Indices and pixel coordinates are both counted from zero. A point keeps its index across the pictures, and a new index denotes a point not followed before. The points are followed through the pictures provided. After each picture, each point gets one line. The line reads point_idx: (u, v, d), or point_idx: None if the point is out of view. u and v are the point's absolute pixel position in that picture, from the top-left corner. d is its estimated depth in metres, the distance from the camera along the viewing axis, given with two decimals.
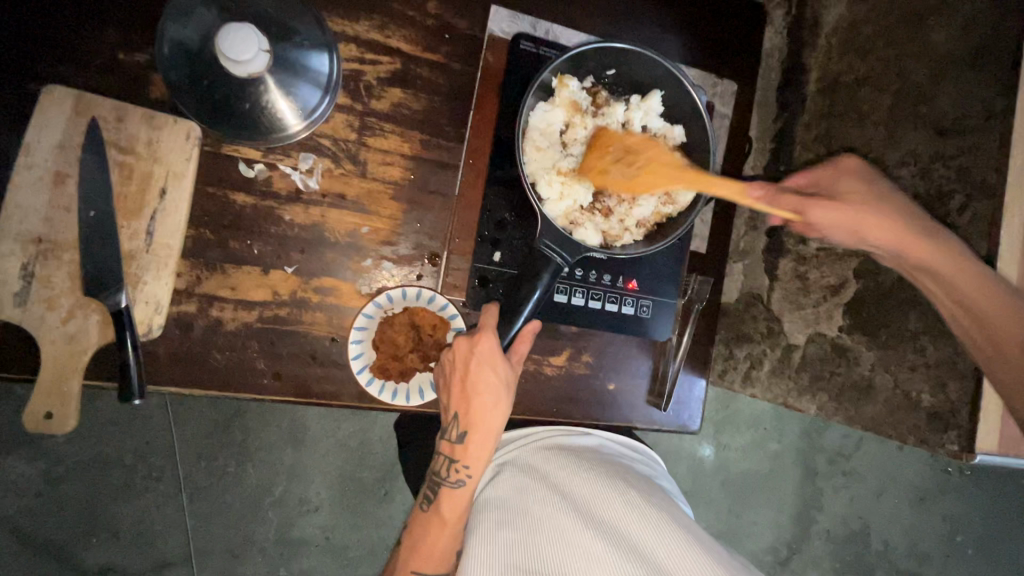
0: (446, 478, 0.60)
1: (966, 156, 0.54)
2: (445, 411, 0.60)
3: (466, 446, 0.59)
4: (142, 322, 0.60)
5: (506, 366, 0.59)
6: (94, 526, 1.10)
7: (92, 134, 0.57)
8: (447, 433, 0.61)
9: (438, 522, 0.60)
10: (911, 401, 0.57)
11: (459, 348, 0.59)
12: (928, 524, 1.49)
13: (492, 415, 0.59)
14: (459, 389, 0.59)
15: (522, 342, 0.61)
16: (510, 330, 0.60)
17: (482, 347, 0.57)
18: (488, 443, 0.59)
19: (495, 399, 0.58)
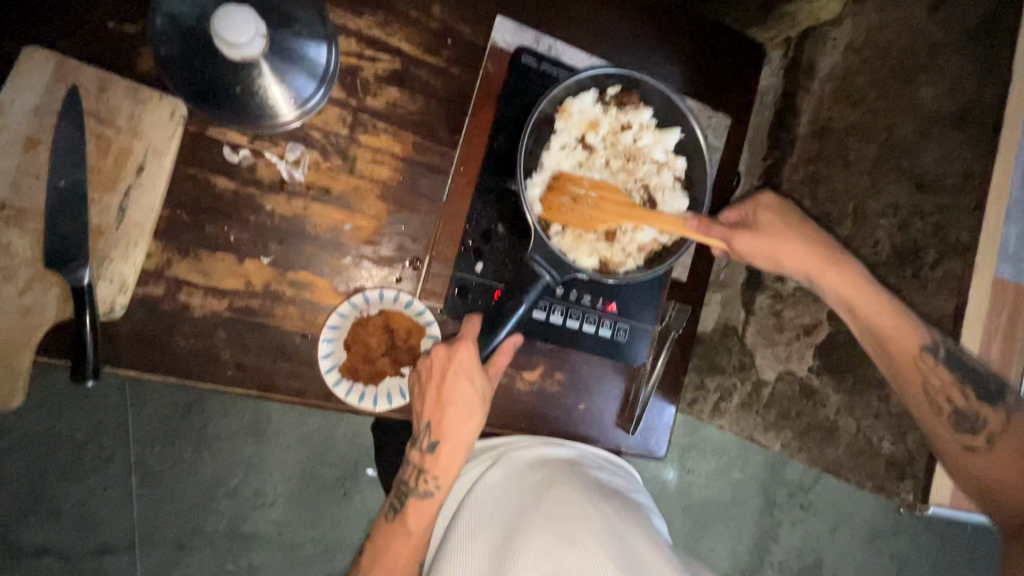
0: (415, 487, 0.59)
1: (943, 214, 0.55)
2: (418, 419, 0.59)
3: (437, 457, 0.59)
4: (105, 302, 0.57)
5: (483, 377, 0.58)
6: (35, 503, 1.05)
7: (72, 102, 0.55)
8: (417, 442, 0.60)
9: (403, 535, 0.59)
10: (872, 447, 0.58)
11: (437, 355, 0.58)
12: (878, 563, 1.52)
13: (463, 427, 0.58)
14: (435, 398, 0.58)
15: (501, 355, 0.60)
16: (489, 343, 0.59)
17: (461, 355, 0.57)
18: (460, 455, 0.59)
19: (469, 410, 0.58)
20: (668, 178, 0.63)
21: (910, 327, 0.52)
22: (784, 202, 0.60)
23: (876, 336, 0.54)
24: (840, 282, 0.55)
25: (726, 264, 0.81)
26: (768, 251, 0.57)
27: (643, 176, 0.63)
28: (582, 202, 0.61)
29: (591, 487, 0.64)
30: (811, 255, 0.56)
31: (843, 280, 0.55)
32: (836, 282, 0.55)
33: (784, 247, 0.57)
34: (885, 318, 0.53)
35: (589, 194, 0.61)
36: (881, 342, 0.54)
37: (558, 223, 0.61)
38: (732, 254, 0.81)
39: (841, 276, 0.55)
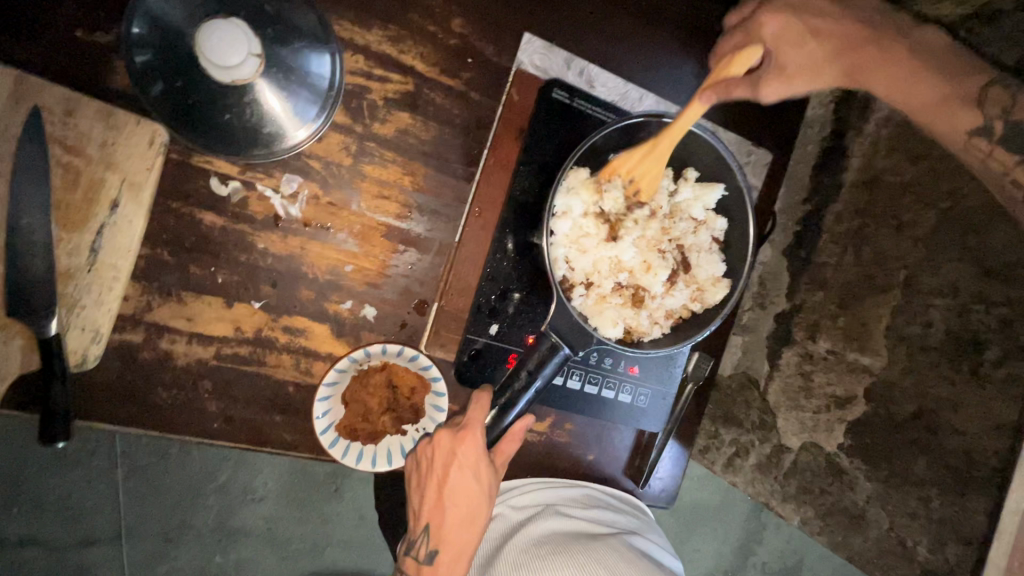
0: None
1: (1012, 308, 0.49)
2: (415, 520, 0.53)
3: (436, 568, 0.51)
4: (75, 353, 0.51)
5: (490, 470, 0.52)
6: (16, 497, 1.02)
7: (33, 126, 0.48)
8: (412, 549, 0.53)
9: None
10: (906, 550, 0.54)
11: (441, 444, 0.52)
12: (859, 571, 1.54)
13: (466, 530, 0.52)
14: (434, 495, 0.53)
15: (509, 441, 0.54)
16: (499, 425, 0.52)
17: (465, 447, 0.51)
18: (462, 563, 0.52)
19: (474, 507, 0.52)
20: (705, 239, 0.58)
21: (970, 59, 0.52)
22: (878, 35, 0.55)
23: (861, 24, 0.55)
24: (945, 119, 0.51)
25: (751, 308, 0.77)
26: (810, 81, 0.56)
27: (677, 235, 0.58)
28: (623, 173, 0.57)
29: (596, 533, 0.62)
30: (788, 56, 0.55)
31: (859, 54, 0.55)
32: (770, 28, 0.54)
33: (809, 51, 0.55)
34: (925, 89, 0.52)
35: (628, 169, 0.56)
36: (871, 71, 0.55)
37: (581, 284, 0.56)
38: (760, 299, 0.76)
39: (837, 51, 0.55)
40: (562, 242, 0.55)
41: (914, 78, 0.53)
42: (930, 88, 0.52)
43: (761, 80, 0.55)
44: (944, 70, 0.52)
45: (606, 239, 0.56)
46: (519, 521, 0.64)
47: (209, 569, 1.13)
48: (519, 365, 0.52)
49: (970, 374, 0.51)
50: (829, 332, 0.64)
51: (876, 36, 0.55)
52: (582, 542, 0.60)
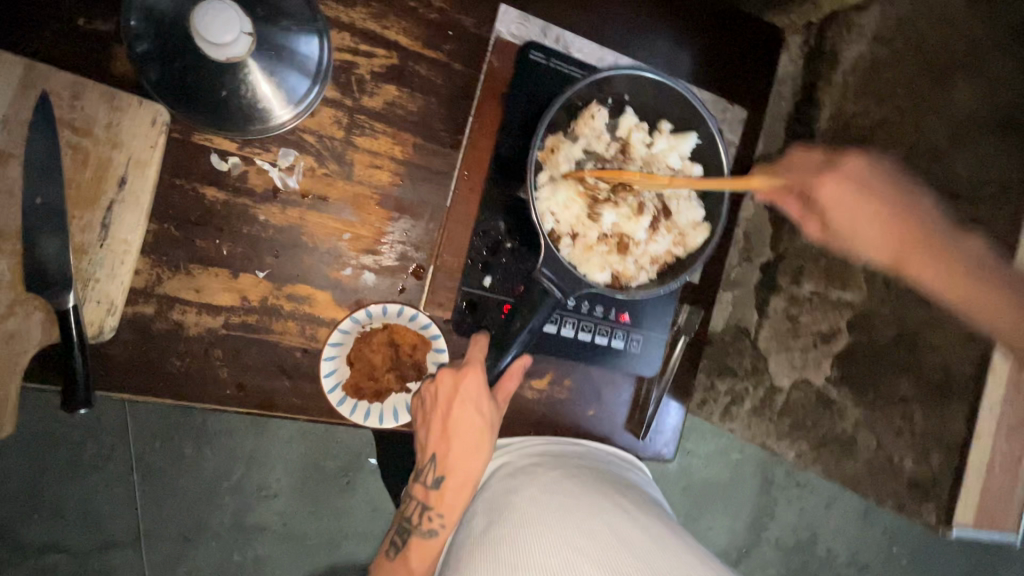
0: (417, 525, 0.58)
1: (980, 226, 0.52)
2: (422, 452, 0.58)
3: (442, 493, 0.57)
4: (92, 324, 0.54)
5: (490, 405, 0.57)
6: (37, 501, 1.04)
7: (43, 111, 0.51)
8: (421, 476, 0.58)
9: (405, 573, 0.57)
10: (893, 466, 0.56)
11: (443, 383, 0.56)
12: (872, 538, 1.55)
13: (470, 461, 0.57)
14: (439, 429, 0.57)
15: (508, 379, 0.59)
16: (498, 364, 0.58)
17: (466, 384, 0.55)
18: (465, 492, 0.57)
19: (476, 442, 0.57)
20: (683, 186, 0.61)
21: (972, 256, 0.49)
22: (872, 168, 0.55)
23: (909, 232, 0.52)
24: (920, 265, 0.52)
25: (739, 263, 0.79)
26: (851, 233, 0.55)
27: (656, 184, 0.60)
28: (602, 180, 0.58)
29: (598, 481, 0.62)
30: (835, 219, 0.55)
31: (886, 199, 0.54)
32: (828, 189, 0.54)
33: (860, 222, 0.54)
34: (890, 225, 0.53)
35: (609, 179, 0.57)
36: (911, 247, 0.52)
37: (568, 236, 0.59)
38: (746, 253, 0.78)
39: (887, 235, 0.53)
40: (550, 198, 0.58)
41: (954, 277, 0.49)
42: (989, 294, 0.47)
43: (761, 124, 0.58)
44: (1017, 283, 0.47)
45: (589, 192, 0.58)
46: (520, 467, 0.64)
47: (228, 568, 1.15)
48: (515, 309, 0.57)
49: None
50: (813, 273, 0.67)
51: (924, 237, 0.52)
52: (588, 492, 0.59)
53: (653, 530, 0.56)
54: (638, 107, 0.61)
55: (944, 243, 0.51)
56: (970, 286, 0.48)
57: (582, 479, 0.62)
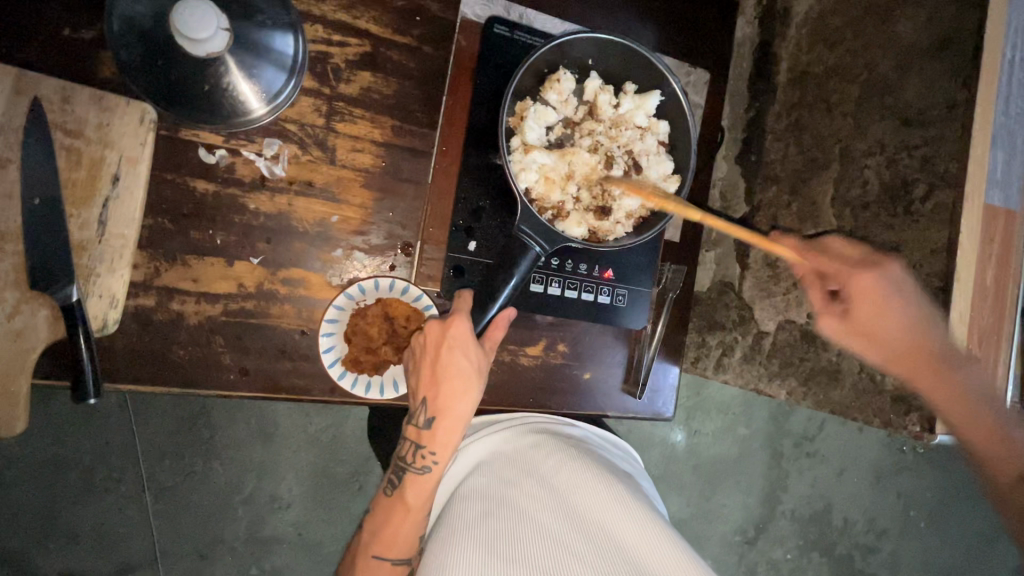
0: (411, 463, 0.59)
1: (930, 146, 0.55)
2: (414, 396, 0.60)
3: (434, 433, 0.58)
4: (96, 317, 0.56)
5: (478, 351, 0.58)
6: (52, 526, 1.05)
7: (35, 116, 0.53)
8: (413, 418, 0.59)
9: (401, 509, 0.59)
10: (876, 384, 0.59)
11: (431, 332, 0.58)
12: (885, 502, 1.56)
13: (459, 403, 0.58)
14: (429, 373, 0.58)
15: (495, 329, 0.60)
16: (483, 316, 0.59)
17: (454, 330, 0.57)
18: (456, 431, 0.59)
19: (465, 384, 0.58)
20: (652, 143, 0.63)
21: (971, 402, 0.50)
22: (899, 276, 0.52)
23: (925, 347, 0.50)
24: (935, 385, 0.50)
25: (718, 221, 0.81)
26: (863, 345, 0.54)
27: (626, 142, 0.63)
28: (643, 213, 0.58)
29: (597, 466, 0.65)
30: (858, 311, 0.53)
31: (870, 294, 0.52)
32: (863, 284, 0.52)
33: (874, 312, 0.52)
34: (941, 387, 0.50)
35: (653, 215, 0.58)
36: (913, 373, 0.52)
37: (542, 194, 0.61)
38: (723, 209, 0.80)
39: (905, 365, 0.52)
40: (528, 161, 0.60)
41: (962, 410, 0.50)
42: (974, 425, 0.50)
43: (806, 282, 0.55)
44: (983, 399, 0.50)
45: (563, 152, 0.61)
46: (522, 447, 0.66)
47: None
48: (495, 267, 0.59)
49: (903, 213, 0.58)
50: (787, 217, 0.71)
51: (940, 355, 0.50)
52: (585, 480, 0.62)
53: (643, 521, 0.58)
54: (601, 70, 0.64)
55: (956, 369, 0.50)
56: (974, 423, 0.50)
57: (582, 464, 0.64)
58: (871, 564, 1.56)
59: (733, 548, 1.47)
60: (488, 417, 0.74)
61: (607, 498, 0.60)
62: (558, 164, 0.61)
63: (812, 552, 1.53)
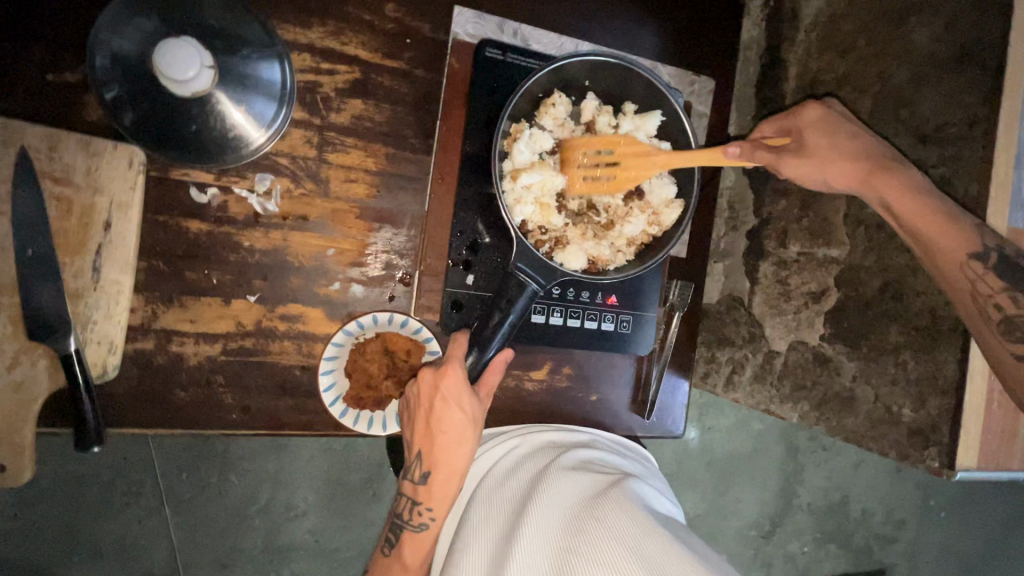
0: (409, 520, 0.60)
1: (948, 164, 0.53)
2: (410, 449, 0.59)
3: (430, 488, 0.58)
4: (96, 365, 0.56)
5: (474, 403, 0.56)
6: (75, 543, 1.05)
7: (23, 166, 0.53)
8: (410, 473, 0.59)
9: (400, 569, 0.59)
10: (893, 416, 0.56)
11: (423, 383, 0.56)
12: (904, 494, 1.54)
13: (455, 455, 0.58)
14: (424, 427, 0.57)
15: (492, 374, 0.59)
16: (479, 363, 0.57)
17: (446, 384, 0.55)
18: (452, 484, 0.58)
19: (460, 436, 0.57)
20: None
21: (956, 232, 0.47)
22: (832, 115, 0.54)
23: (868, 156, 0.52)
24: (892, 189, 0.50)
25: (726, 233, 0.78)
26: (820, 172, 0.53)
27: None
28: (595, 177, 0.58)
29: (600, 475, 0.63)
30: (810, 142, 0.54)
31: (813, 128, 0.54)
32: (809, 115, 0.55)
33: (815, 134, 0.53)
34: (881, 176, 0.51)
35: (603, 176, 0.58)
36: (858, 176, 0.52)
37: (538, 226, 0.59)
38: (731, 221, 0.77)
39: (849, 170, 0.52)
40: (521, 190, 0.58)
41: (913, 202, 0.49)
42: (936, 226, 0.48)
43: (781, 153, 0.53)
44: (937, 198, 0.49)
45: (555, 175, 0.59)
46: (523, 462, 0.65)
47: None
48: (489, 309, 0.58)
49: None
50: (797, 234, 0.67)
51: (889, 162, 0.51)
52: (586, 490, 0.60)
53: (646, 524, 0.55)
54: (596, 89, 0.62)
55: (896, 167, 0.51)
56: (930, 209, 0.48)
57: (584, 475, 0.62)
58: (890, 554, 1.55)
59: (748, 545, 1.46)
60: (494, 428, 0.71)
61: (607, 504, 0.57)
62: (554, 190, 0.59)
63: (830, 545, 1.51)
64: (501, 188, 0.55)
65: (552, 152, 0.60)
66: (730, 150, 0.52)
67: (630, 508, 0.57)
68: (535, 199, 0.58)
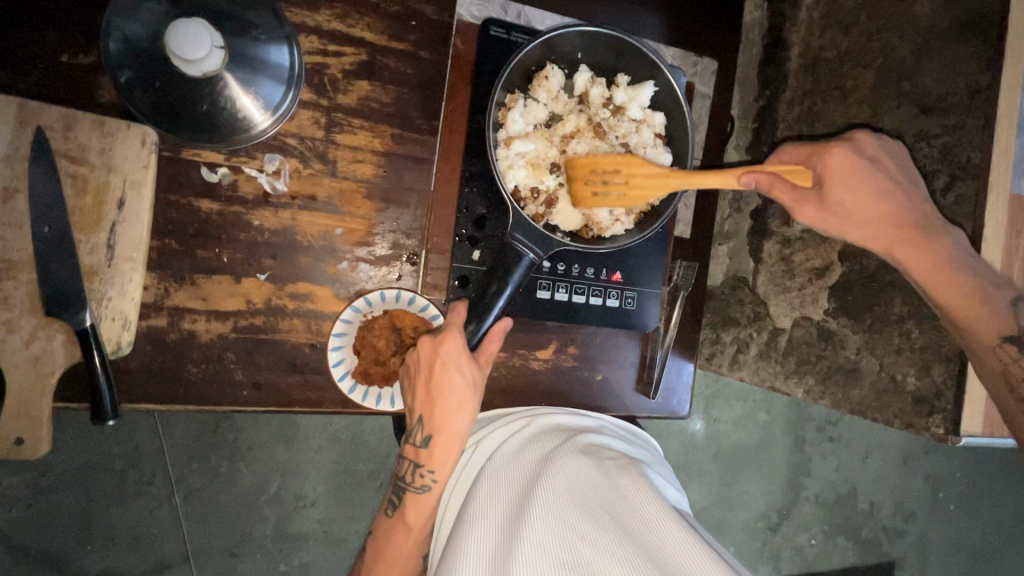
0: (411, 483, 0.61)
1: (951, 135, 0.53)
2: (411, 414, 0.60)
3: (432, 451, 0.59)
4: (110, 341, 0.57)
5: (474, 367, 0.57)
6: (86, 532, 1.04)
7: (40, 145, 0.54)
8: (411, 437, 0.60)
9: (403, 529, 0.62)
10: (896, 384, 0.57)
11: (424, 349, 0.57)
12: (913, 484, 1.53)
13: (456, 418, 0.59)
14: (425, 392, 0.58)
15: (491, 341, 0.59)
16: (479, 329, 0.58)
17: (446, 347, 0.56)
18: (453, 447, 0.59)
19: (461, 400, 0.58)
20: (648, 135, 0.62)
21: (964, 282, 0.48)
22: (868, 152, 0.52)
23: (899, 215, 0.51)
24: (928, 256, 0.49)
25: (730, 214, 0.78)
26: (841, 226, 0.53)
27: (622, 134, 0.62)
28: (606, 193, 0.57)
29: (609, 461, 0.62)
30: (836, 190, 0.52)
31: (841, 172, 0.52)
32: (835, 162, 0.52)
33: (853, 186, 0.52)
34: (941, 277, 0.49)
35: (612, 192, 0.57)
36: (886, 234, 0.52)
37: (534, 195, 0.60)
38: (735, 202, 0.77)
39: (873, 228, 0.52)
40: (513, 156, 0.59)
41: (939, 272, 0.49)
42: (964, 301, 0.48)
43: (804, 201, 0.53)
44: (976, 269, 0.49)
45: (548, 145, 0.61)
46: (530, 444, 0.64)
47: None
48: (489, 277, 0.58)
49: None
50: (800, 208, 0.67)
51: (909, 219, 0.51)
52: (595, 477, 0.60)
53: (657, 514, 0.55)
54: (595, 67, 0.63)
55: (932, 232, 0.50)
56: (960, 295, 0.48)
57: (593, 460, 0.62)
58: (899, 547, 1.54)
59: (757, 536, 1.45)
60: (496, 410, 0.71)
61: (618, 494, 0.58)
62: (546, 158, 0.60)
63: (838, 537, 1.50)
64: (495, 155, 0.57)
65: (546, 124, 0.62)
66: (744, 177, 0.52)
67: (640, 497, 0.57)
68: (528, 165, 0.60)
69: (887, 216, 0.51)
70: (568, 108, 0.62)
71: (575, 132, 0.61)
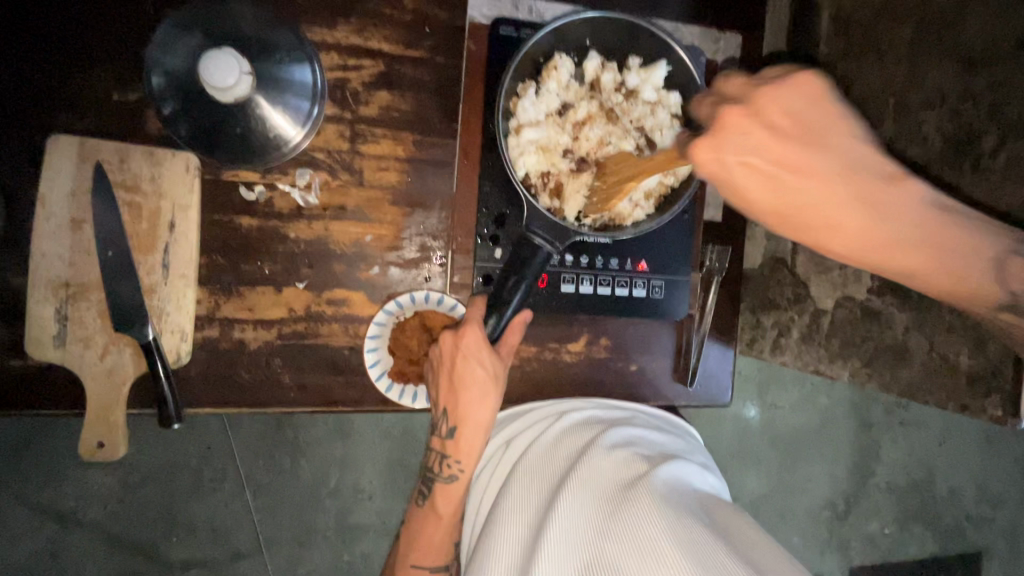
0: (439, 473, 0.63)
1: (1000, 91, 0.49)
2: (436, 407, 0.62)
3: (457, 442, 0.62)
4: (170, 352, 0.63)
5: (493, 359, 0.59)
6: (171, 524, 1.14)
7: (99, 178, 0.60)
8: (437, 428, 0.62)
9: (434, 519, 0.64)
10: (949, 364, 0.54)
11: (445, 343, 0.59)
12: (996, 468, 1.43)
13: (478, 409, 0.61)
14: (448, 385, 0.60)
15: (511, 333, 0.61)
16: (500, 321, 0.59)
17: (467, 340, 0.58)
18: (479, 436, 0.62)
19: (483, 393, 0.60)
20: (664, 117, 0.61)
21: (950, 241, 0.41)
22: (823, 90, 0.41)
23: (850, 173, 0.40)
24: (887, 208, 0.40)
25: None
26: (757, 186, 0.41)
27: (636, 118, 0.61)
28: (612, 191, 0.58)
29: (636, 458, 0.62)
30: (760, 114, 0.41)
31: (775, 102, 0.41)
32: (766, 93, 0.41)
33: (774, 112, 0.41)
34: (911, 249, 0.41)
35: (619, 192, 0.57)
36: (795, 216, 0.41)
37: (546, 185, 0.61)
38: None
39: (813, 184, 0.40)
40: (525, 144, 0.60)
41: (913, 246, 0.41)
42: (922, 256, 0.41)
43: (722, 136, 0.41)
44: (945, 233, 0.41)
45: (560, 132, 0.61)
46: (560, 440, 0.65)
47: (342, 567, 1.21)
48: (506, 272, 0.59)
49: (972, 170, 0.52)
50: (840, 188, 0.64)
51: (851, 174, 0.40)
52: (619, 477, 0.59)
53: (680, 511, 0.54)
54: (606, 52, 0.62)
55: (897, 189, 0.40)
56: (932, 271, 0.42)
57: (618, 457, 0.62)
58: (984, 535, 1.43)
59: (821, 525, 1.39)
60: (516, 407, 0.71)
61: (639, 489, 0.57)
62: (558, 145, 0.61)
63: (914, 526, 1.41)
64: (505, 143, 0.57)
65: (558, 112, 0.61)
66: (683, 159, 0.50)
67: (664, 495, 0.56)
68: (541, 152, 0.60)
69: (836, 171, 0.40)
70: (579, 95, 0.61)
71: (588, 119, 0.61)
